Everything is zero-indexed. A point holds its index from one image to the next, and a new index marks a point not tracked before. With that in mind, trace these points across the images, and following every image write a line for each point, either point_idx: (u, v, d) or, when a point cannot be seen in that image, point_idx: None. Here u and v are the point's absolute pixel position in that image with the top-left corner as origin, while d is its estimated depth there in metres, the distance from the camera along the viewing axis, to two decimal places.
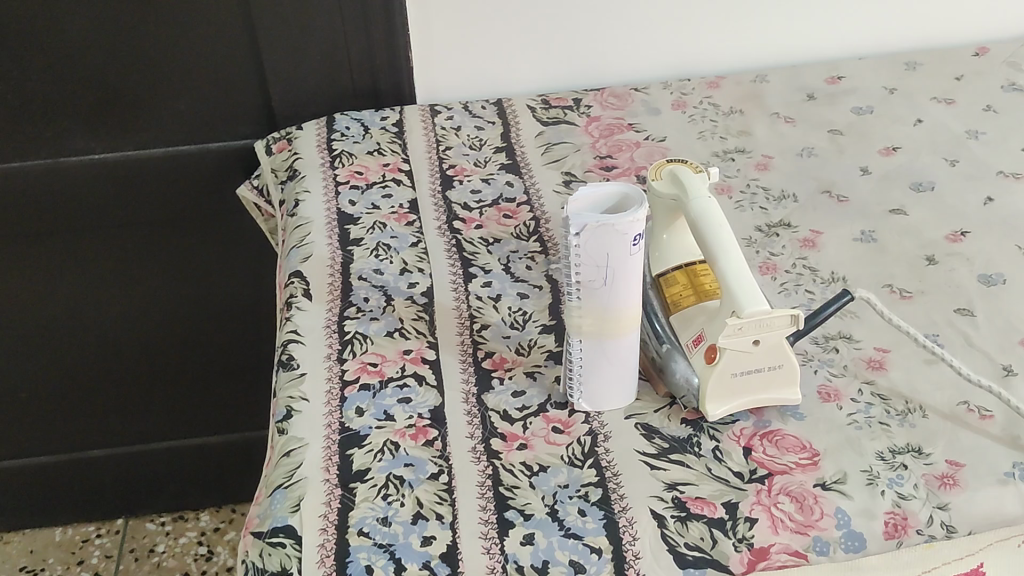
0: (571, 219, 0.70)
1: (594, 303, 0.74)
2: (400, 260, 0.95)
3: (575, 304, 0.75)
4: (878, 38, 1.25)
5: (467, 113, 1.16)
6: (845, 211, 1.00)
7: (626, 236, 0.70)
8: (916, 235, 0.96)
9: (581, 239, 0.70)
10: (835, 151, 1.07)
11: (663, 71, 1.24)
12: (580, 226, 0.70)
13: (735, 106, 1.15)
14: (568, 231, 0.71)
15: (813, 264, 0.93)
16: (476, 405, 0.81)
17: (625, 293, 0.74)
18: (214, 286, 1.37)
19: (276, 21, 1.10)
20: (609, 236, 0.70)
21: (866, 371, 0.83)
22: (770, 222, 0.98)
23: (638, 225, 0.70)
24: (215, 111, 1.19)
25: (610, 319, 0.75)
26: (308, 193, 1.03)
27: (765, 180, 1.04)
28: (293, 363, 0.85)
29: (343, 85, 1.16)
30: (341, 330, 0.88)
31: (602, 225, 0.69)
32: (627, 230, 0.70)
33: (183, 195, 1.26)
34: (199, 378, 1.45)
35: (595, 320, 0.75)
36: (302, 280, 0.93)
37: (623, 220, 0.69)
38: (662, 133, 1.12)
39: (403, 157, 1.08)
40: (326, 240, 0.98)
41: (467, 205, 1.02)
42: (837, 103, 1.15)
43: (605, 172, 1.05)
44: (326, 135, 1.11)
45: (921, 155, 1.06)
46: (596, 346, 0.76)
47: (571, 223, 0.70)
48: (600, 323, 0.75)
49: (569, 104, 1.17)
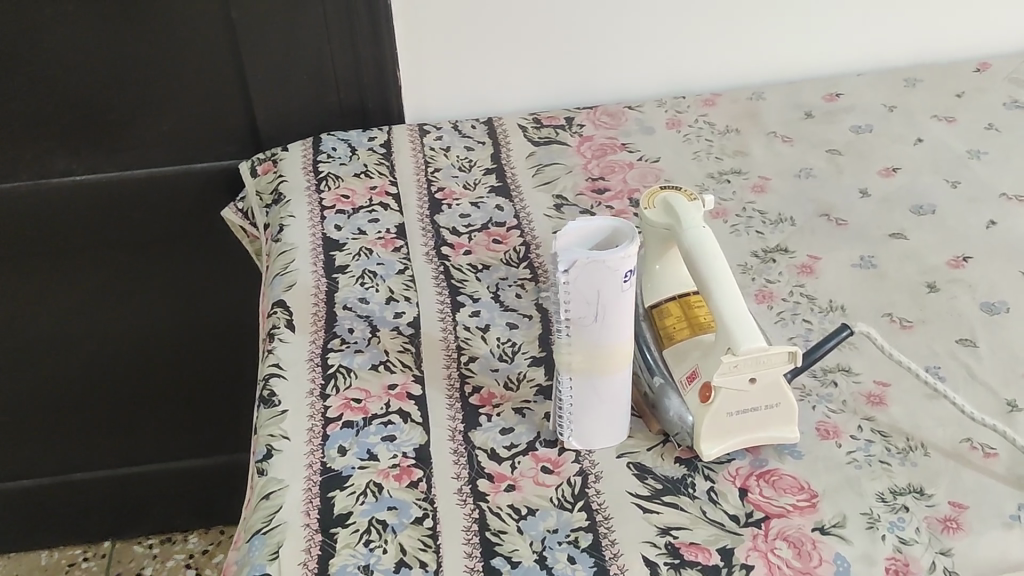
0: (559, 254, 0.67)
1: (584, 341, 0.71)
2: (387, 288, 0.93)
3: (565, 342, 0.72)
4: (877, 53, 1.23)
5: (456, 133, 1.13)
6: (844, 234, 0.97)
7: (616, 273, 0.67)
8: (917, 260, 0.93)
9: (570, 276, 0.67)
10: (834, 171, 1.05)
11: (657, 88, 1.21)
12: (569, 262, 0.67)
13: (731, 125, 1.13)
14: (556, 268, 0.68)
15: (810, 292, 0.91)
16: (463, 443, 0.79)
17: (617, 330, 0.71)
18: (201, 307, 1.34)
19: (261, 39, 1.07)
20: (600, 272, 0.67)
21: (866, 407, 0.80)
22: (767, 247, 0.96)
23: (630, 261, 0.67)
24: (200, 131, 1.16)
25: (601, 356, 0.72)
26: (293, 217, 1.01)
27: (762, 203, 1.01)
28: (275, 399, 0.83)
29: (330, 105, 1.13)
30: (325, 363, 0.85)
31: (593, 261, 0.67)
32: (618, 266, 0.67)
33: (167, 216, 1.23)
34: (187, 399, 1.43)
35: (585, 358, 0.72)
36: (285, 310, 0.91)
37: (613, 257, 0.67)
38: (656, 153, 1.09)
39: (391, 179, 1.06)
40: (310, 267, 0.95)
41: (455, 229, 0.99)
42: (836, 121, 1.12)
43: (597, 195, 1.03)
44: (312, 156, 1.09)
45: (922, 175, 1.03)
46: (587, 384, 0.74)
47: (559, 259, 0.67)
48: (591, 361, 0.72)
49: (561, 123, 1.14)
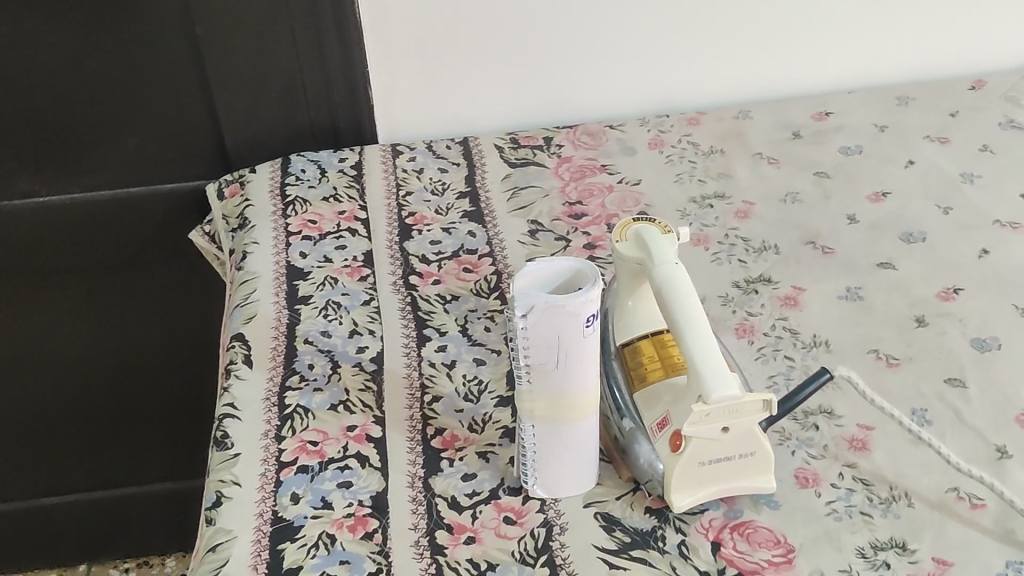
0: (516, 299, 0.63)
1: (546, 387, 0.67)
2: (350, 320, 0.89)
3: (526, 388, 0.67)
4: (869, 70, 1.19)
5: (430, 153, 1.09)
6: (829, 264, 0.93)
7: (577, 318, 0.63)
8: (905, 292, 0.89)
9: (529, 322, 0.63)
10: (821, 196, 1.01)
11: (641, 106, 1.18)
12: (527, 307, 0.63)
13: (716, 145, 1.09)
14: (513, 313, 0.64)
15: (793, 325, 0.86)
16: (422, 490, 0.75)
17: (580, 377, 0.67)
18: (174, 329, 1.31)
19: (227, 58, 1.03)
20: (560, 317, 0.63)
21: (848, 453, 0.76)
22: (749, 277, 0.92)
23: (592, 306, 0.63)
24: (166, 151, 1.13)
25: (564, 403, 0.68)
26: (256, 244, 0.97)
27: (745, 229, 0.97)
28: (227, 441, 0.79)
29: (300, 124, 1.10)
30: (281, 402, 0.81)
31: (552, 306, 0.63)
32: (579, 311, 0.63)
33: (134, 237, 1.20)
34: (160, 423, 1.39)
35: (547, 406, 0.68)
36: (243, 344, 0.87)
37: (573, 302, 0.62)
38: (636, 175, 1.05)
39: (360, 203, 1.02)
40: (272, 298, 0.91)
41: (425, 257, 0.96)
42: (825, 141, 1.08)
43: (574, 220, 0.99)
44: (280, 178, 1.05)
45: (912, 200, 0.99)
46: (550, 433, 0.69)
47: (516, 304, 0.63)
48: (554, 409, 0.68)
49: (539, 144, 1.10)
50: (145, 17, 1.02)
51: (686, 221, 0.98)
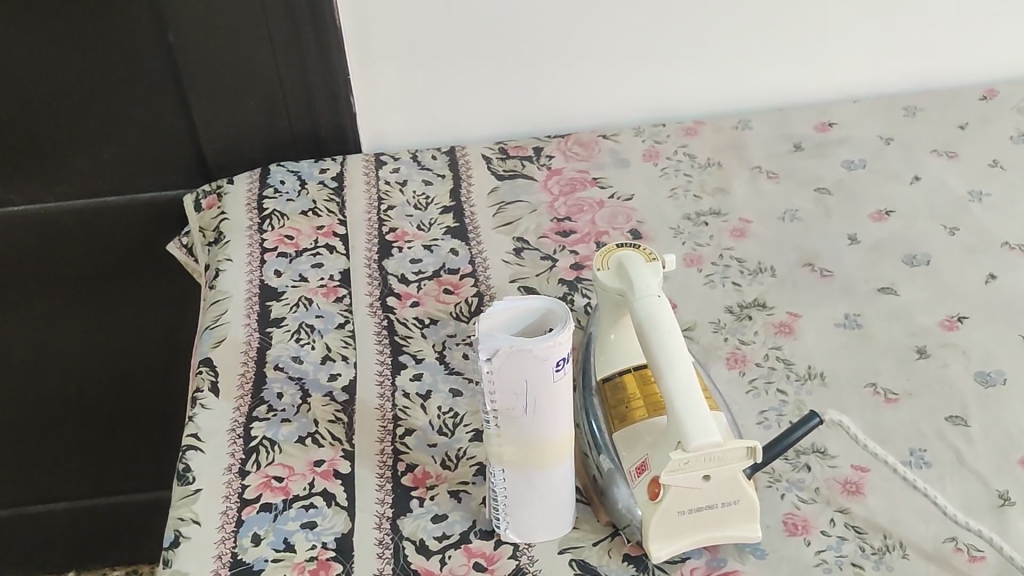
0: (481, 340, 0.59)
1: (515, 432, 0.63)
2: (323, 345, 0.85)
3: (494, 432, 0.64)
4: (874, 77, 1.14)
5: (415, 164, 1.05)
6: (828, 288, 0.88)
7: (546, 361, 0.59)
8: (906, 320, 0.84)
9: (494, 365, 0.59)
10: (821, 214, 0.96)
11: (635, 115, 1.13)
12: (491, 350, 0.59)
13: (713, 157, 1.04)
14: (478, 355, 0.60)
15: (787, 355, 0.82)
16: (390, 532, 0.71)
17: (553, 422, 0.63)
18: (154, 339, 1.27)
19: (203, 66, 0.99)
20: (528, 361, 0.59)
21: (840, 497, 0.72)
22: (742, 301, 0.87)
23: (562, 348, 0.59)
24: (145, 160, 1.09)
25: (535, 447, 0.64)
26: (230, 261, 0.93)
27: (740, 249, 0.93)
28: (189, 475, 0.75)
29: (281, 133, 1.06)
30: (247, 434, 0.78)
31: (518, 350, 0.59)
32: (547, 354, 0.59)
33: (112, 248, 1.16)
34: (145, 433, 1.36)
35: (517, 450, 0.64)
36: (211, 370, 0.83)
37: (541, 345, 0.58)
38: (629, 189, 1.00)
39: (340, 218, 0.98)
40: (244, 320, 0.87)
41: (404, 277, 0.92)
42: (827, 154, 1.03)
43: (561, 238, 0.95)
44: (258, 191, 1.01)
45: (917, 220, 0.94)
46: (522, 476, 0.65)
47: (480, 346, 0.59)
48: (525, 453, 0.64)
49: (529, 154, 1.06)
50: (115, 24, 0.98)
51: (679, 240, 0.94)
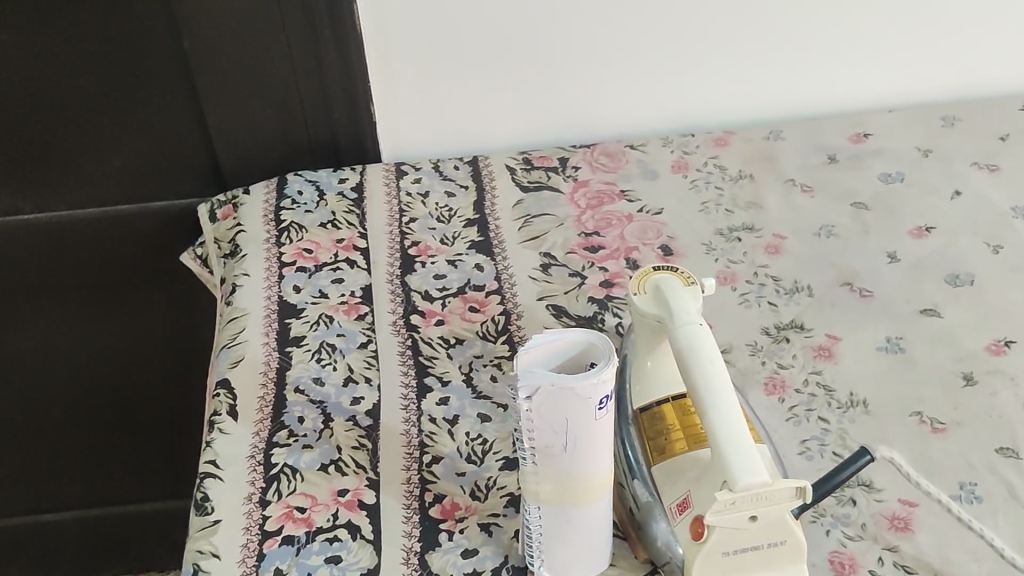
0: (519, 377, 0.56)
1: (554, 470, 0.60)
2: (345, 366, 0.82)
3: (531, 470, 0.61)
4: (909, 86, 1.11)
5: (437, 175, 1.02)
6: (868, 309, 0.85)
7: (589, 400, 0.56)
8: (952, 344, 0.81)
9: (533, 403, 0.56)
10: (859, 230, 0.93)
11: (663, 124, 1.10)
12: (531, 389, 0.56)
13: (744, 169, 1.01)
14: (517, 393, 0.57)
15: (828, 381, 0.79)
16: (418, 568, 0.68)
17: (593, 461, 0.60)
18: (166, 349, 1.24)
19: (219, 73, 0.96)
20: (569, 401, 0.56)
21: (888, 534, 0.69)
22: (780, 323, 0.84)
23: (606, 386, 0.56)
24: (158, 167, 1.06)
25: (574, 485, 0.61)
26: (247, 276, 0.90)
27: (775, 267, 0.89)
28: (207, 505, 0.72)
29: (298, 140, 1.02)
30: (267, 461, 0.75)
31: (559, 390, 0.56)
32: (591, 393, 0.56)
33: (124, 257, 1.13)
34: (156, 443, 1.34)
35: (555, 488, 0.61)
36: (229, 392, 0.80)
37: (584, 383, 0.55)
38: (659, 203, 0.97)
39: (360, 231, 0.95)
40: (262, 338, 0.84)
41: (428, 294, 0.89)
42: (862, 167, 1.00)
43: (590, 253, 0.91)
44: (275, 201, 0.98)
45: (958, 237, 0.91)
46: (559, 515, 0.62)
47: (519, 383, 0.56)
48: (564, 492, 0.61)
49: (554, 165, 1.03)
50: (128, 29, 0.94)
51: (712, 257, 0.91)
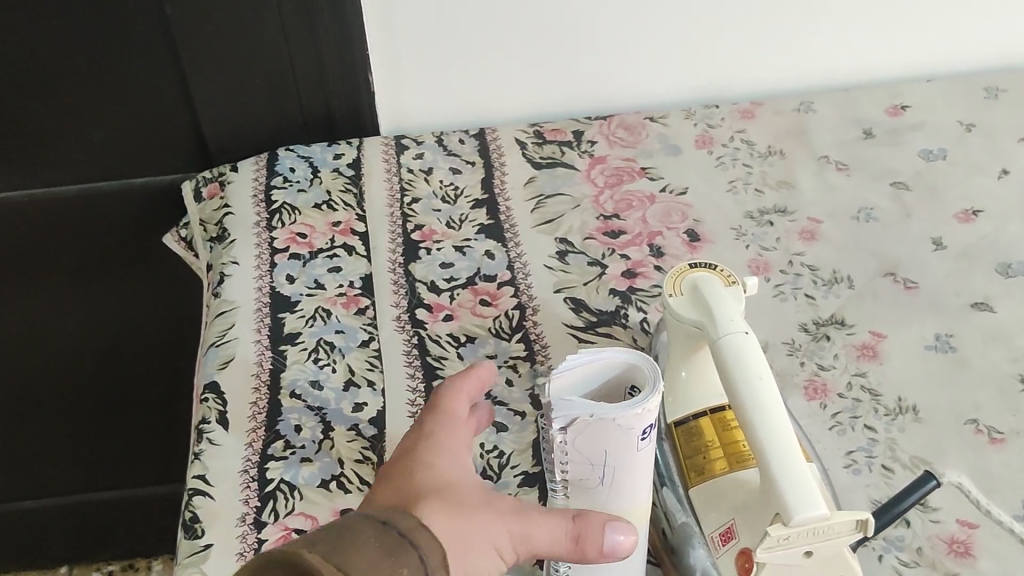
0: (553, 407, 0.49)
1: (588, 504, 0.53)
2: (346, 367, 0.75)
3: (562, 503, 0.54)
4: (949, 55, 1.03)
5: (441, 150, 0.94)
6: (915, 303, 0.78)
7: (631, 431, 0.49)
8: (1006, 342, 0.75)
9: (568, 436, 0.50)
10: (900, 214, 0.86)
11: (686, 95, 1.02)
12: (567, 420, 0.49)
13: (774, 145, 0.94)
14: (550, 423, 0.50)
15: (873, 384, 0.72)
16: None
17: (634, 494, 0.53)
18: (150, 333, 1.16)
19: (204, 43, 0.88)
20: (612, 433, 0.49)
21: (948, 560, 0.62)
22: (818, 318, 0.77)
23: (650, 416, 0.49)
24: (137, 143, 0.98)
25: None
26: (235, 264, 0.82)
27: (811, 254, 0.82)
28: (197, 527, 0.65)
29: (289, 113, 0.94)
30: (261, 476, 0.68)
31: (600, 421, 0.49)
32: (633, 424, 0.49)
33: (106, 237, 1.06)
34: (139, 428, 1.27)
35: None
36: (218, 398, 0.73)
37: (626, 414, 0.48)
38: (683, 182, 0.90)
39: (358, 212, 0.87)
40: (253, 336, 0.77)
41: (434, 285, 0.81)
42: (901, 143, 0.93)
43: (609, 239, 0.84)
44: (265, 180, 0.90)
45: (1008, 222, 0.84)
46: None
47: (553, 414, 0.49)
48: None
49: (568, 139, 0.95)
50: None
51: (742, 243, 0.84)
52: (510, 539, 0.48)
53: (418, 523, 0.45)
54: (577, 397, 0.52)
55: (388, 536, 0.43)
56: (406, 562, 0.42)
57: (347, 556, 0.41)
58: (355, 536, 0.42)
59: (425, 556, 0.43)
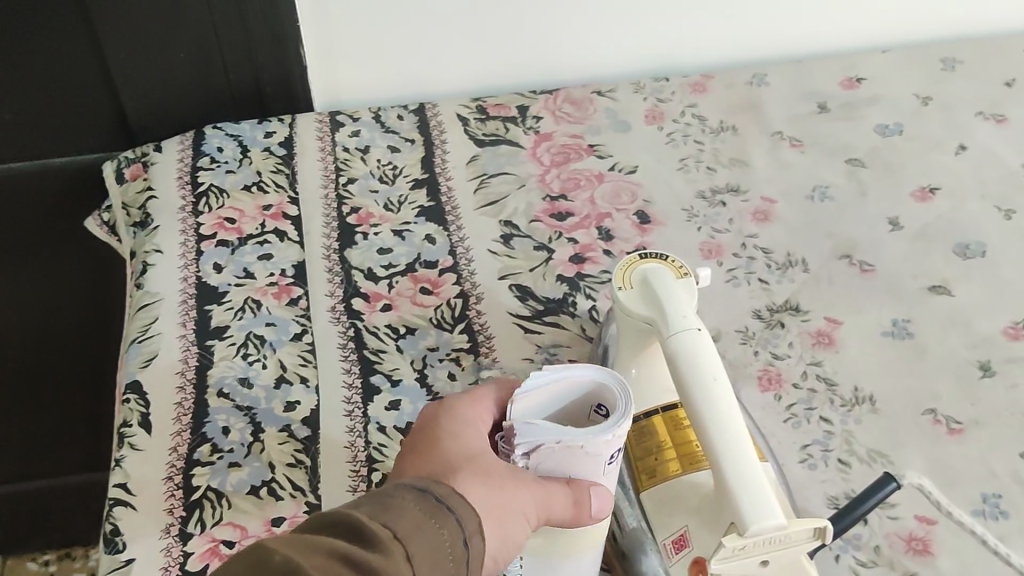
0: (517, 430, 0.46)
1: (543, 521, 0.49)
2: (276, 362, 0.70)
3: None
4: (905, 26, 1.01)
5: (378, 127, 0.90)
6: (871, 287, 0.75)
7: (599, 457, 0.46)
8: (964, 327, 0.73)
9: (531, 461, 0.46)
10: (856, 192, 0.83)
11: (637, 67, 0.99)
12: (532, 447, 0.45)
13: (726, 120, 0.90)
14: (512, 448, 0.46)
15: (829, 373, 0.70)
16: None
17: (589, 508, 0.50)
18: (78, 318, 1.11)
19: (122, 14, 0.82)
20: (581, 461, 0.46)
21: (906, 558, 0.60)
22: (772, 304, 0.74)
23: (619, 441, 0.46)
24: (54, 121, 0.92)
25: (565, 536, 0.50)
26: (159, 252, 0.77)
27: (765, 236, 0.79)
28: (118, 541, 0.61)
29: (216, 88, 0.89)
30: (186, 483, 0.63)
31: (570, 451, 0.45)
32: (602, 450, 0.46)
33: (24, 219, 0.99)
34: (68, 416, 1.20)
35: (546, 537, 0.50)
36: (140, 398, 0.68)
37: (595, 441, 0.45)
38: (632, 159, 0.86)
39: (290, 195, 0.82)
40: (178, 330, 0.72)
41: (372, 273, 0.77)
42: (856, 118, 0.91)
43: (556, 222, 0.81)
44: (190, 160, 0.84)
45: (965, 201, 0.82)
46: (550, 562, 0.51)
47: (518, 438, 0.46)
48: (550, 544, 0.50)
49: (512, 114, 0.91)
50: None
51: (693, 224, 0.80)
52: (538, 507, 0.45)
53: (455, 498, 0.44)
54: (540, 417, 0.48)
55: (427, 501, 0.43)
56: (447, 526, 0.43)
57: (389, 516, 0.42)
58: (394, 499, 0.43)
59: (463, 521, 0.43)
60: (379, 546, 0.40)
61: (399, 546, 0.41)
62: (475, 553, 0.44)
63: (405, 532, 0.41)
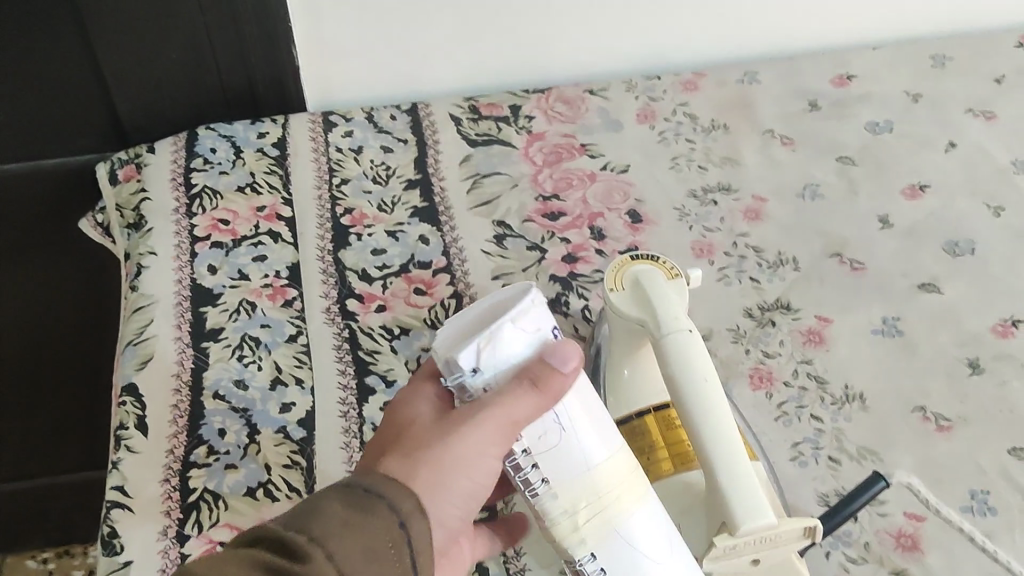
0: (456, 352, 0.45)
1: (568, 471, 0.47)
2: (272, 364, 0.71)
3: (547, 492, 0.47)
4: (895, 22, 1.01)
5: (371, 127, 0.90)
6: (861, 285, 0.76)
7: (537, 334, 0.46)
8: (954, 325, 0.73)
9: (487, 375, 0.45)
10: (846, 190, 0.84)
11: (629, 65, 0.99)
12: (476, 353, 0.44)
13: (717, 119, 0.91)
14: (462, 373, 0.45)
15: (820, 371, 0.70)
16: None
17: (602, 437, 0.48)
18: (74, 318, 1.11)
19: (114, 18, 0.82)
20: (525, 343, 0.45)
21: (896, 555, 0.61)
22: (763, 303, 0.75)
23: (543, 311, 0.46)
24: (46, 123, 0.92)
25: (602, 482, 0.47)
26: (154, 255, 0.77)
27: (756, 235, 0.80)
28: (115, 542, 0.61)
29: (209, 90, 0.89)
30: (182, 485, 0.64)
31: (505, 329, 0.45)
32: (535, 321, 0.46)
33: (19, 220, 0.99)
34: (66, 415, 1.21)
35: (586, 493, 0.47)
36: (136, 401, 0.69)
37: (522, 309, 0.45)
38: (624, 158, 0.87)
39: (284, 196, 0.83)
40: (173, 332, 0.72)
41: (366, 274, 0.77)
42: (846, 115, 0.91)
43: (549, 221, 0.81)
44: (184, 162, 0.84)
45: (955, 198, 0.83)
46: (620, 550, 0.48)
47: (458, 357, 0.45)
48: (606, 522, 0.47)
49: (505, 114, 0.91)
50: None
51: (685, 223, 0.81)
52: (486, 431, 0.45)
53: (380, 477, 0.44)
54: None
55: (343, 499, 0.42)
56: (377, 513, 0.42)
57: (304, 523, 0.41)
58: (309, 508, 0.42)
59: (395, 503, 0.43)
60: (296, 551, 0.39)
61: (318, 546, 0.39)
62: (418, 531, 0.43)
63: (323, 533, 0.40)
